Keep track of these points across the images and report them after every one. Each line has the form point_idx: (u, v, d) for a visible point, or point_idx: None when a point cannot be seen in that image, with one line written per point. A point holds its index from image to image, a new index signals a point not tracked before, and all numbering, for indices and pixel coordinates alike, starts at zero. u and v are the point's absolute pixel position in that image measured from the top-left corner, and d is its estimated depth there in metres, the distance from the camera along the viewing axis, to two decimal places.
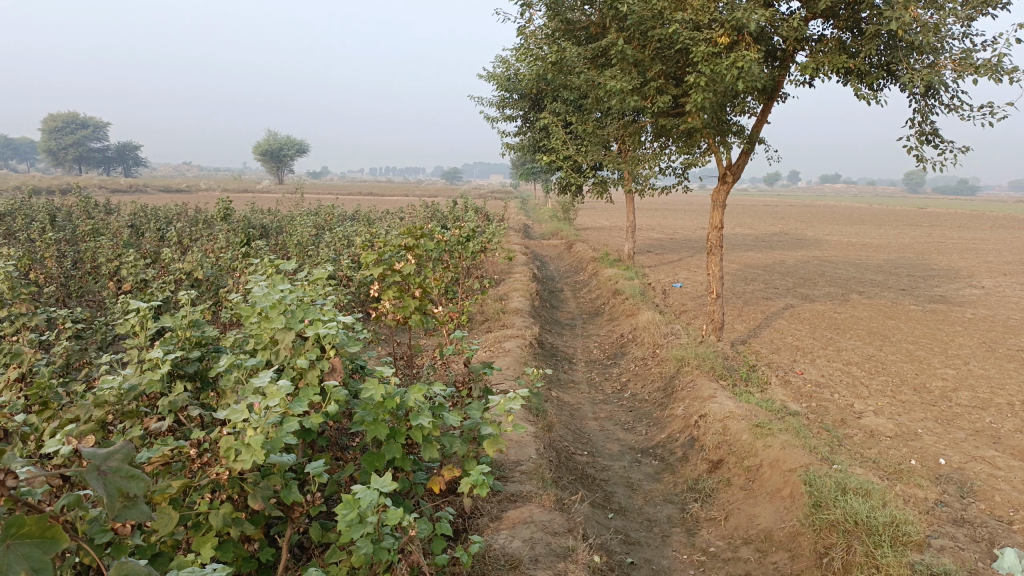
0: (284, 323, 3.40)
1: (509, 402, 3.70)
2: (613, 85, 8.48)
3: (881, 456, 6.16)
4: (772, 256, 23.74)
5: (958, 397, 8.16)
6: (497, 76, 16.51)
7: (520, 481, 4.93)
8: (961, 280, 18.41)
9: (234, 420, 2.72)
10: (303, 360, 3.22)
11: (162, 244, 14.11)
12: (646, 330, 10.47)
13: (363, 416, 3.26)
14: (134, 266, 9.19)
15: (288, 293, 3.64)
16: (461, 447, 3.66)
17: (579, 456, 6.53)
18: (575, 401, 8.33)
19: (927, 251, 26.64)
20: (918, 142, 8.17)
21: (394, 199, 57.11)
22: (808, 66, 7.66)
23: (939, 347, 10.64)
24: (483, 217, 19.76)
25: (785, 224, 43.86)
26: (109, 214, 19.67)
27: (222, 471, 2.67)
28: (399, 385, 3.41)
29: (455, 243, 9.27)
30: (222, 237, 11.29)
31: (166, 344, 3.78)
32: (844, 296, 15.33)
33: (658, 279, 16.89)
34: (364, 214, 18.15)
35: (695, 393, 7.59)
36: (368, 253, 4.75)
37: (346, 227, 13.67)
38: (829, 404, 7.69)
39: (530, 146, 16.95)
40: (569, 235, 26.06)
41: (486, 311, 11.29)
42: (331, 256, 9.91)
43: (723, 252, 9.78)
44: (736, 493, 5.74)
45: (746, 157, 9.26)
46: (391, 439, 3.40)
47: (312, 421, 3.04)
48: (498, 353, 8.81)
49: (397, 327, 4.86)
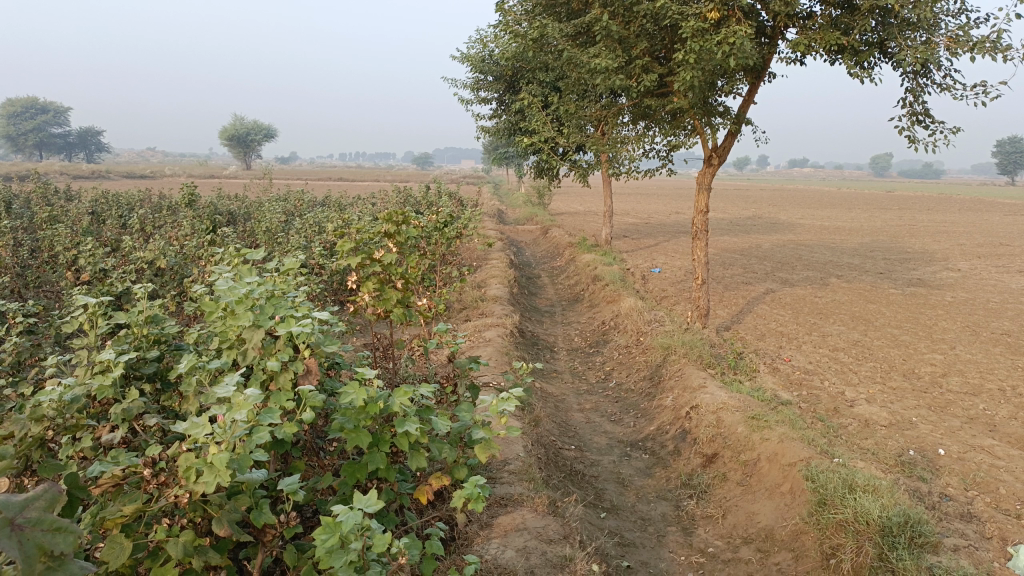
0: (252, 320, 3.02)
1: (504, 405, 3.37)
2: (597, 63, 8.13)
3: (879, 447, 5.97)
4: (749, 241, 23.65)
5: (949, 383, 8.01)
6: (472, 57, 16.07)
7: (509, 483, 4.63)
8: (937, 263, 18.44)
9: (193, 436, 2.37)
10: (274, 362, 2.86)
11: (123, 231, 13.51)
12: (628, 317, 10.21)
13: (343, 424, 2.93)
14: (92, 256, 8.69)
15: (255, 287, 3.27)
16: (451, 454, 3.33)
17: (567, 451, 6.24)
18: (559, 392, 8.05)
19: (901, 234, 26.79)
20: (910, 123, 7.96)
21: (365, 185, 56.32)
22: (800, 43, 7.38)
23: (923, 331, 10.52)
24: (457, 202, 19.34)
25: (759, 209, 43.91)
26: (68, 201, 18.94)
27: (181, 495, 2.32)
28: (382, 387, 3.06)
29: (433, 229, 8.89)
30: (187, 224, 10.80)
31: (120, 344, 3.41)
32: (823, 280, 15.22)
33: (637, 265, 16.65)
34: (335, 199, 17.66)
35: (684, 383, 7.33)
36: (344, 241, 4.36)
37: (317, 213, 13.20)
38: (820, 393, 7.48)
39: (506, 129, 16.57)
40: (544, 221, 25.73)
41: (464, 299, 10.98)
42: (302, 243, 9.49)
43: (708, 237, 9.52)
44: (732, 489, 5.49)
45: (733, 139, 9.00)
46: (374, 447, 3.06)
47: (286, 433, 2.70)
48: (479, 343, 8.49)
49: (377, 321, 4.48)
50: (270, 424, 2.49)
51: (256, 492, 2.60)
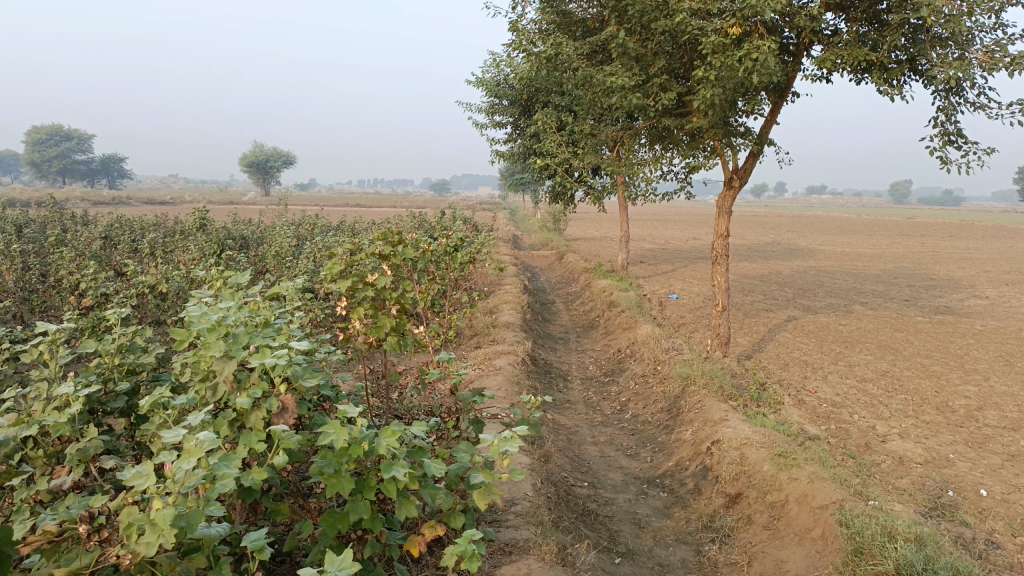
0: (223, 350, 2.69)
1: (507, 447, 2.99)
2: (613, 82, 7.86)
3: (916, 488, 5.54)
4: (768, 267, 23.21)
5: (986, 417, 7.54)
6: (486, 81, 15.89)
7: (516, 526, 4.25)
8: (964, 291, 17.90)
9: (136, 488, 2.04)
10: (244, 399, 2.52)
11: (133, 254, 13.33)
12: (645, 345, 9.85)
13: (321, 468, 2.59)
14: (94, 281, 8.45)
15: (231, 313, 2.95)
16: (446, 500, 2.97)
17: (579, 488, 5.87)
18: (572, 423, 7.68)
19: (925, 261, 26.27)
20: (941, 143, 7.59)
21: (382, 211, 56.45)
22: (826, 60, 7.05)
23: (955, 361, 10.05)
24: (471, 228, 19.07)
25: (778, 235, 43.43)
26: (84, 225, 18.91)
27: (122, 557, 2.00)
28: (368, 427, 2.72)
29: (443, 253, 8.59)
30: (195, 248, 10.59)
31: (86, 375, 3.15)
32: (847, 308, 14.77)
33: (653, 290, 16.27)
34: (348, 224, 17.46)
35: (705, 416, 6.93)
36: (334, 263, 3.99)
37: (327, 238, 12.98)
38: (850, 427, 7.05)
39: (521, 153, 16.35)
40: (560, 246, 25.44)
41: (475, 326, 10.64)
42: (309, 267, 9.23)
43: (729, 262, 9.14)
44: (759, 533, 5.08)
45: (754, 160, 8.65)
46: (358, 494, 2.71)
47: (254, 480, 2.37)
48: (488, 372, 8.15)
49: (371, 351, 4.10)
50: (233, 472, 2.18)
51: (216, 548, 2.27)
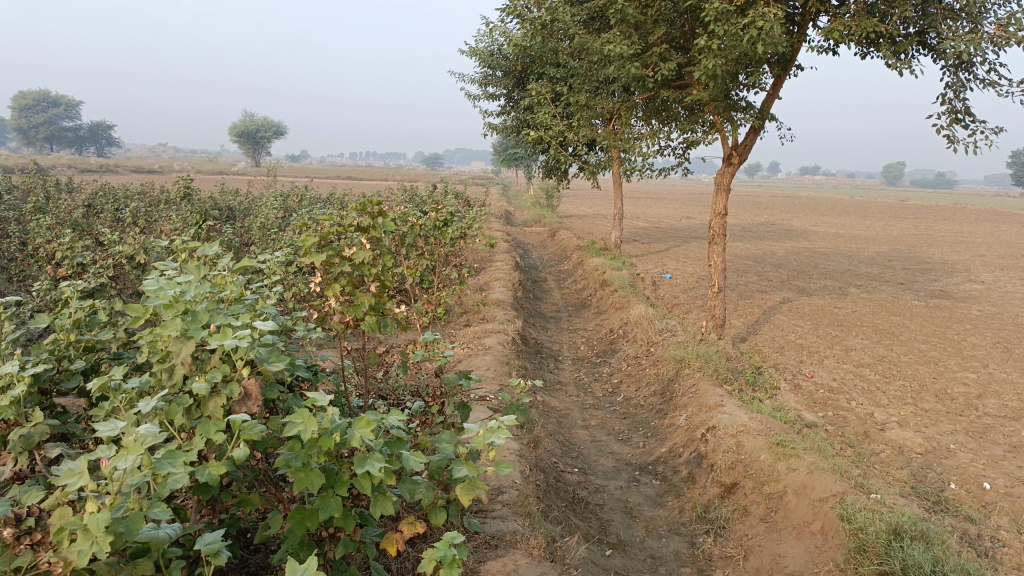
0: (180, 329, 2.41)
1: (492, 439, 2.73)
2: (612, 50, 7.52)
3: (917, 480, 5.35)
4: (763, 248, 22.99)
5: (986, 406, 7.37)
6: (480, 51, 15.48)
7: (502, 518, 4.03)
8: (959, 275, 17.74)
9: (67, 488, 1.78)
10: (201, 385, 2.25)
11: (115, 223, 12.96)
12: (638, 326, 9.63)
13: (288, 462, 2.32)
14: (70, 250, 8.11)
15: (192, 288, 2.66)
16: (427, 495, 2.72)
17: (569, 475, 5.66)
18: (563, 406, 7.46)
19: (920, 244, 26.10)
20: (948, 122, 7.31)
21: (375, 185, 55.90)
22: (834, 31, 6.74)
23: (953, 347, 9.88)
24: (463, 203, 18.72)
25: (771, 215, 43.21)
26: (71, 192, 18.50)
27: (53, 566, 1.73)
28: (341, 417, 2.45)
29: (432, 228, 8.29)
30: (177, 218, 10.24)
31: (36, 353, 2.88)
32: (841, 290, 14.57)
33: (646, 270, 16.02)
34: (338, 196, 17.10)
35: (699, 400, 6.72)
36: (308, 235, 3.70)
37: (315, 210, 12.64)
38: (848, 414, 6.86)
39: (514, 127, 15.98)
40: (553, 223, 25.13)
41: (465, 303, 10.37)
42: (293, 239, 8.92)
43: (726, 242, 8.89)
44: (755, 525, 4.88)
45: (755, 136, 8.36)
46: (329, 489, 2.46)
47: (210, 476, 2.11)
48: (477, 351, 7.90)
49: (348, 331, 3.82)
50: (185, 466, 1.93)
51: (167, 551, 2.01)
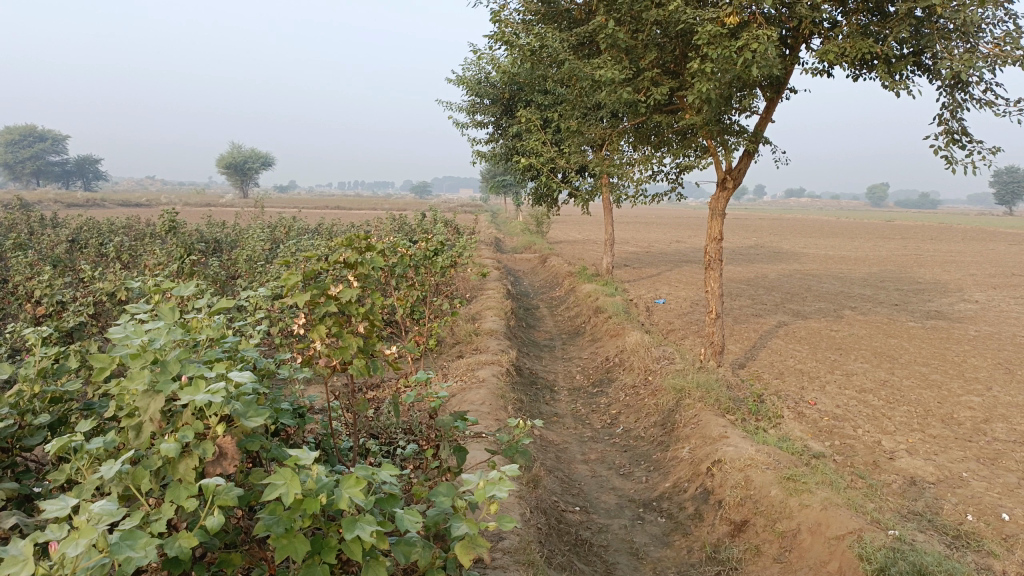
0: (148, 383, 2.19)
1: (494, 492, 2.49)
2: (604, 74, 7.39)
3: (933, 513, 5.14)
4: (754, 270, 22.91)
5: (994, 430, 7.17)
6: (467, 79, 15.41)
7: (503, 568, 3.83)
8: (952, 294, 17.66)
9: None
10: (170, 445, 2.03)
11: (99, 258, 12.69)
12: (634, 354, 9.42)
13: (269, 528, 2.09)
14: (49, 288, 7.84)
15: (162, 335, 2.44)
16: (423, 555, 2.49)
17: (570, 514, 5.41)
18: (560, 439, 7.22)
19: (910, 264, 26.11)
20: (946, 142, 7.21)
21: (365, 215, 55.64)
22: (829, 52, 6.64)
23: (954, 369, 9.71)
24: (453, 231, 18.55)
25: (760, 238, 43.27)
26: (54, 227, 18.20)
27: None
28: (326, 475, 2.22)
29: (422, 257, 8.09)
30: (161, 252, 10.00)
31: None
32: (837, 312, 14.44)
33: (639, 295, 15.86)
34: (326, 226, 16.90)
35: (702, 432, 6.50)
36: (292, 274, 3.49)
37: (303, 241, 12.42)
38: (855, 443, 6.64)
39: (503, 154, 15.88)
40: (543, 249, 24.99)
41: (457, 334, 10.15)
42: (280, 272, 8.69)
43: (723, 267, 8.72)
44: (768, 566, 4.63)
45: (749, 160, 8.24)
46: (314, 556, 2.22)
47: (181, 550, 1.88)
48: (470, 384, 7.66)
49: (334, 374, 3.59)
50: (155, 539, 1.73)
51: None
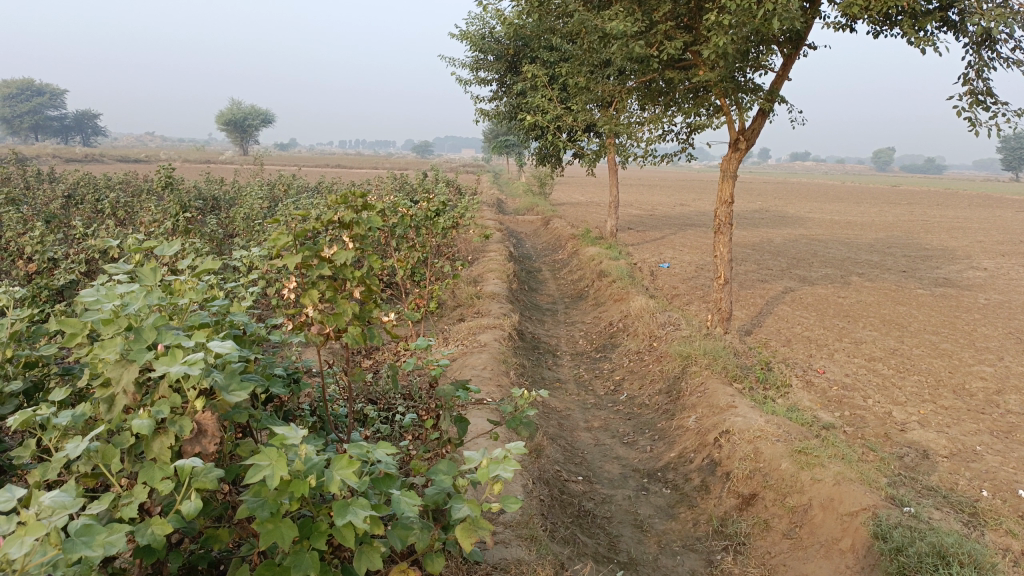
0: (121, 352, 2.00)
1: (498, 473, 2.29)
2: (614, 27, 7.06)
3: (947, 488, 4.99)
4: (759, 235, 22.61)
5: (1007, 402, 7.01)
6: (471, 34, 14.95)
7: (505, 543, 3.69)
8: (960, 262, 17.42)
9: None
10: (141, 421, 1.84)
11: (93, 214, 12.41)
12: (639, 319, 9.23)
13: (253, 511, 1.91)
14: (38, 244, 7.59)
15: (138, 298, 2.23)
16: (421, 539, 2.31)
17: (573, 484, 5.28)
18: (563, 406, 7.07)
19: (916, 230, 25.80)
20: (970, 103, 6.92)
21: (366, 173, 55.11)
22: (853, 5, 6.32)
23: (965, 338, 9.53)
24: (455, 191, 18.23)
25: (764, 202, 42.82)
26: (50, 181, 17.85)
27: None
28: (315, 454, 2.03)
29: (423, 218, 7.84)
30: (156, 209, 9.74)
31: None
32: (843, 278, 14.22)
33: (643, 259, 15.62)
34: (326, 185, 16.59)
35: (709, 401, 6.34)
36: (282, 234, 3.27)
37: (302, 199, 12.14)
38: (865, 414, 6.49)
39: (507, 113, 15.49)
40: (546, 211, 24.63)
41: (459, 296, 9.94)
42: (276, 231, 8.45)
43: (732, 231, 8.47)
44: (778, 542, 4.50)
45: (763, 120, 7.95)
46: (304, 541, 2.05)
47: (153, 538, 1.70)
48: (472, 348, 7.48)
49: (328, 342, 3.39)
50: (121, 527, 1.55)
51: None
